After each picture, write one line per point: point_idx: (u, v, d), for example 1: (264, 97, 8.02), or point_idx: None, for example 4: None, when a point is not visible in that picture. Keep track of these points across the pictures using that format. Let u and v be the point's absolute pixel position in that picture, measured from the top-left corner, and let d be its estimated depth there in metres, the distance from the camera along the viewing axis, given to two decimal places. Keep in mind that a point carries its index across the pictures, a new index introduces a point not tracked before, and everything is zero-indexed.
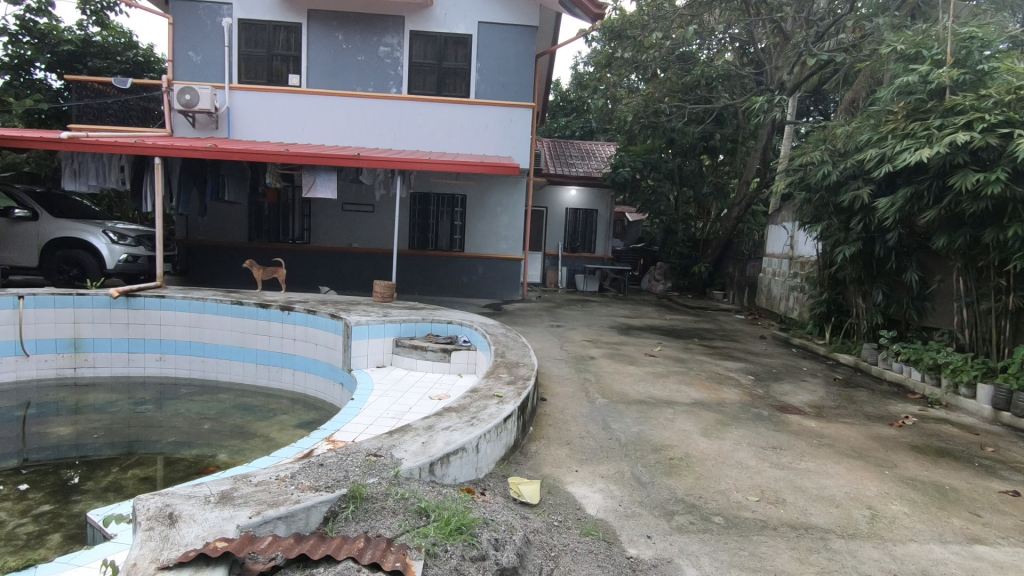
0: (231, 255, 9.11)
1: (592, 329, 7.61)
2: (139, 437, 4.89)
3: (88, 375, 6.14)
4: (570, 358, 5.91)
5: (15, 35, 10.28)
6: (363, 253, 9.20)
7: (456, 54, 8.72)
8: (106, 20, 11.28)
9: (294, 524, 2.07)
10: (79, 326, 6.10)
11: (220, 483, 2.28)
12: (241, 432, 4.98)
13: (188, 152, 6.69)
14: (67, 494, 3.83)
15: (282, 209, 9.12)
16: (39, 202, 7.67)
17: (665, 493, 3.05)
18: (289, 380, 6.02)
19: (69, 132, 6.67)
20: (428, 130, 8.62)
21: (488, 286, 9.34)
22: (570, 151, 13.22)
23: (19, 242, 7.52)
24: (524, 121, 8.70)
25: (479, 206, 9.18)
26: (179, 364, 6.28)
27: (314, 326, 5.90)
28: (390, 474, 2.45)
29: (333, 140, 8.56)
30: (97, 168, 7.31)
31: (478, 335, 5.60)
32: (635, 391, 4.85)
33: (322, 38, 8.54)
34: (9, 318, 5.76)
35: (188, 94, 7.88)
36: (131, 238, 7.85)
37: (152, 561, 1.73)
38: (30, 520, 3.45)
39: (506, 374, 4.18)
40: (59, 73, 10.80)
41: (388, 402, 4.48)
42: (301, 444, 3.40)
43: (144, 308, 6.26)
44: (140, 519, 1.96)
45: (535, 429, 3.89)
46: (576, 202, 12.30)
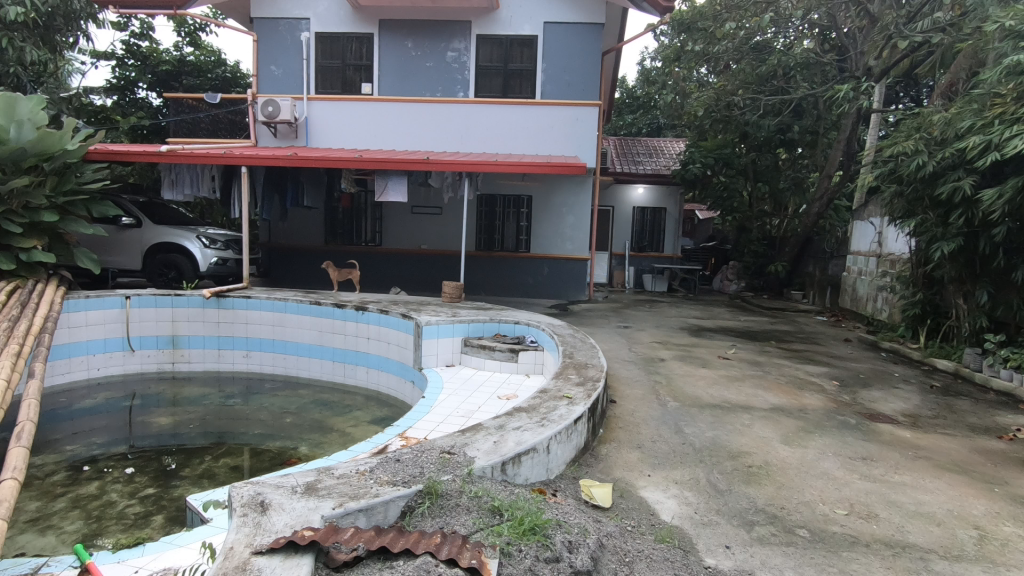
0: (309, 257, 9.59)
1: (661, 331, 7.41)
2: (229, 428, 5.23)
3: (184, 369, 6.64)
4: (639, 360, 5.78)
5: (122, 59, 11.49)
6: (431, 254, 9.43)
7: (521, 55, 8.77)
8: (198, 40, 12.18)
9: (374, 517, 2.15)
10: (176, 324, 6.60)
11: (305, 475, 2.40)
12: (319, 426, 5.23)
13: (271, 160, 7.08)
14: (168, 479, 4.16)
15: (355, 213, 9.49)
16: (142, 211, 8.38)
17: (745, 502, 2.92)
18: (364, 378, 6.25)
19: (167, 146, 7.22)
20: (495, 131, 8.70)
21: (554, 287, 9.33)
22: (637, 148, 12.96)
23: (124, 248, 8.22)
24: (590, 120, 8.60)
25: (546, 206, 9.17)
26: (263, 361, 6.66)
27: (387, 326, 6.10)
28: (464, 472, 2.49)
29: (402, 145, 8.79)
30: (191, 178, 7.90)
31: (545, 335, 5.60)
32: (709, 395, 4.68)
33: (393, 46, 8.83)
34: (117, 317, 6.32)
35: (271, 106, 8.37)
36: (220, 242, 8.43)
37: (247, 545, 1.85)
38: (137, 502, 3.77)
39: (575, 375, 4.15)
40: (159, 92, 11.79)
41: (457, 401, 4.56)
42: (376, 440, 3.52)
43: (233, 308, 6.68)
44: (235, 506, 2.10)
45: (604, 431, 3.84)
46: (643, 200, 12.03)
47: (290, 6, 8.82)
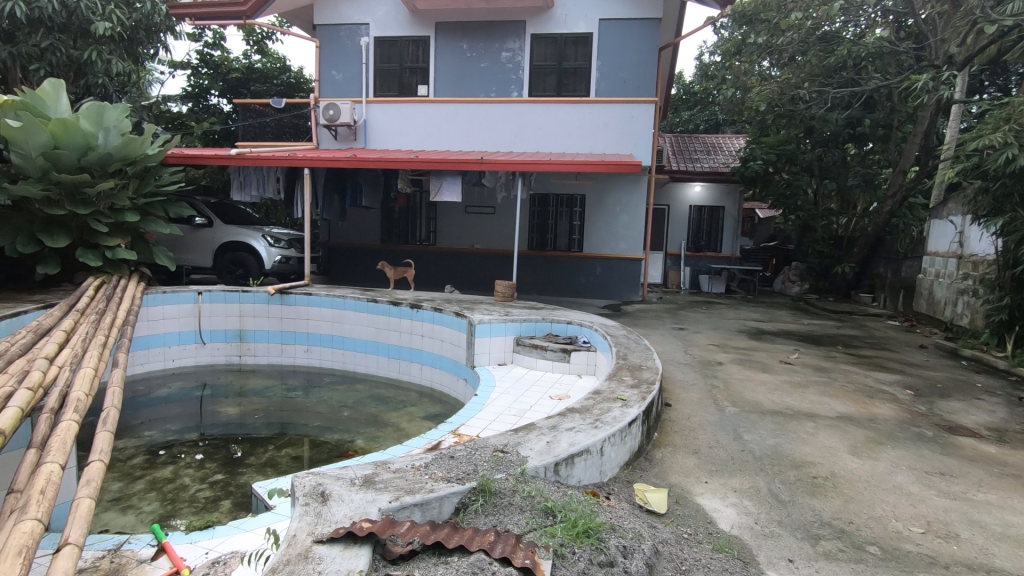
0: (366, 256, 9.87)
1: (719, 333, 7.18)
2: (291, 419, 5.45)
3: (250, 362, 6.96)
4: (695, 363, 5.62)
5: (196, 68, 12.20)
6: (484, 253, 9.50)
7: (576, 53, 8.71)
8: (265, 48, 12.75)
9: (429, 512, 2.18)
10: (244, 319, 6.93)
11: (363, 467, 2.47)
12: (375, 421, 5.37)
13: (333, 162, 7.32)
14: (235, 466, 4.38)
15: (410, 213, 9.70)
16: (213, 212, 8.85)
17: (810, 515, 2.79)
18: (418, 374, 6.38)
19: (236, 149, 7.59)
20: (548, 130, 8.67)
21: (607, 286, 9.21)
22: (694, 145, 12.63)
23: (197, 246, 8.71)
24: (645, 117, 8.44)
25: (599, 205, 9.07)
26: (323, 356, 6.91)
27: (441, 323, 6.19)
28: (517, 471, 2.49)
29: (457, 145, 8.90)
30: (258, 179, 8.28)
31: (598, 336, 5.53)
32: (770, 401, 4.50)
33: (448, 48, 8.95)
34: (190, 311, 6.70)
35: (332, 109, 8.66)
36: (284, 241, 8.78)
37: (309, 534, 1.92)
38: (207, 487, 3.99)
39: (629, 377, 4.08)
40: (229, 98, 12.43)
41: (509, 400, 4.57)
42: (430, 435, 3.58)
43: (295, 304, 6.95)
44: (298, 495, 2.19)
45: (659, 435, 3.75)
46: (700, 199, 11.71)
47: (351, 12, 9.10)
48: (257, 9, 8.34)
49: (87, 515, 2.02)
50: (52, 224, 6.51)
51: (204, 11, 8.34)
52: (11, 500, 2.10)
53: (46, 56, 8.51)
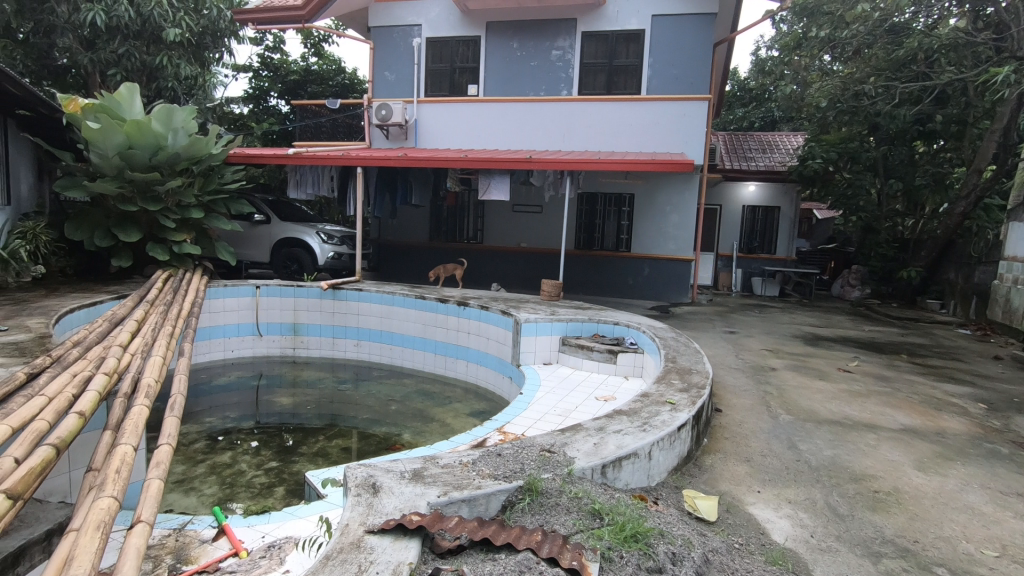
0: (415, 253, 10.03)
1: (772, 338, 6.94)
2: (341, 411, 5.62)
3: (303, 354, 7.21)
4: (747, 368, 5.45)
5: (258, 70, 12.73)
6: (530, 252, 9.50)
7: (627, 51, 8.59)
8: (321, 50, 13.15)
9: (476, 508, 2.21)
10: (298, 313, 7.18)
11: (412, 461, 2.52)
12: (421, 415, 5.47)
13: (384, 161, 7.47)
14: (288, 454, 4.54)
15: (459, 211, 9.82)
16: (271, 209, 9.20)
17: (871, 531, 2.66)
18: (463, 371, 6.45)
19: (294, 149, 7.87)
20: (597, 129, 8.59)
21: (655, 287, 9.05)
22: (749, 143, 12.23)
23: (255, 242, 9.07)
24: (698, 115, 8.26)
25: (648, 205, 8.92)
26: (372, 350, 7.08)
27: (487, 321, 6.23)
28: (564, 472, 2.48)
29: (506, 144, 8.93)
30: (313, 178, 8.56)
31: (646, 338, 5.44)
32: (827, 410, 4.32)
33: (499, 48, 8.99)
34: (249, 304, 7.00)
35: (384, 109, 8.86)
36: (337, 238, 9.04)
37: (361, 524, 1.97)
38: (263, 473, 4.16)
39: (678, 380, 3.99)
40: (287, 99, 12.89)
41: (554, 399, 4.56)
42: (476, 432, 3.62)
43: (346, 299, 7.14)
44: (350, 485, 2.25)
45: (709, 441, 3.67)
46: (754, 199, 11.33)
47: (404, 13, 9.27)
48: (315, 12, 8.58)
49: (157, 495, 2.14)
50: (126, 219, 6.92)
51: (266, 16, 8.67)
52: (90, 478, 2.25)
53: (123, 62, 9.06)
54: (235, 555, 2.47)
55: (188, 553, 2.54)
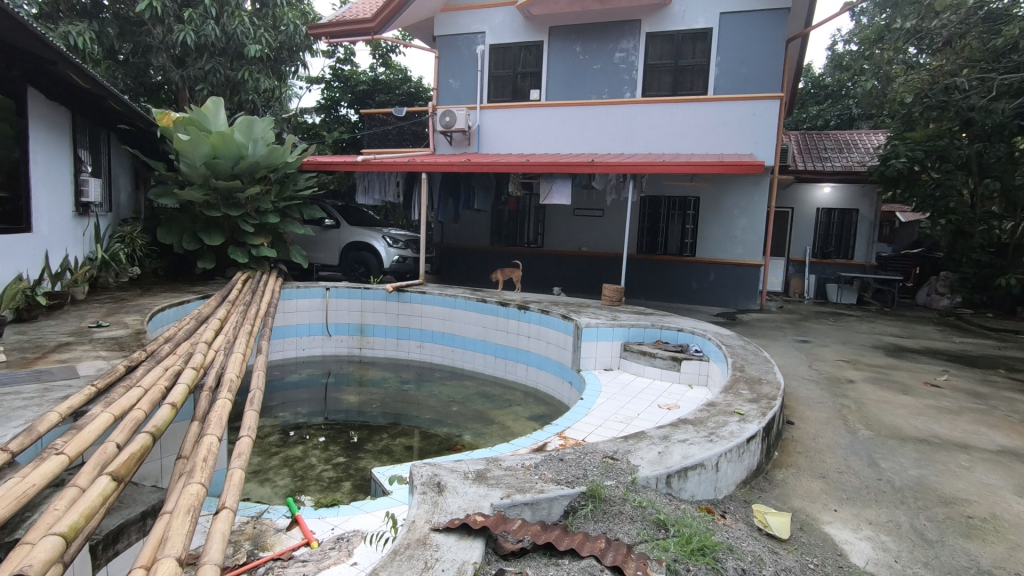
0: (476, 257, 10.18)
1: (850, 348, 6.56)
2: (404, 411, 5.77)
3: (369, 354, 7.45)
4: (822, 379, 5.17)
5: (330, 82, 13.33)
6: (591, 256, 9.42)
7: (693, 50, 8.38)
8: (389, 60, 13.61)
9: (539, 511, 2.21)
10: (365, 314, 7.43)
11: (476, 462, 2.55)
12: (482, 417, 5.53)
13: (448, 167, 7.62)
14: (355, 450, 4.71)
15: (520, 215, 9.88)
16: (341, 214, 9.59)
17: (964, 559, 2.47)
18: (523, 374, 6.48)
19: (363, 156, 8.16)
20: (662, 131, 8.43)
21: (721, 293, 8.76)
22: (824, 142, 11.63)
23: (326, 245, 9.48)
24: (769, 114, 7.99)
25: (714, 208, 8.65)
26: (434, 351, 7.23)
27: (548, 325, 6.23)
28: (628, 479, 2.44)
29: (568, 148, 8.91)
30: (380, 184, 8.84)
31: (711, 345, 5.29)
32: (912, 427, 4.03)
33: (561, 52, 8.99)
34: (320, 305, 7.32)
35: (448, 116, 9.06)
36: (402, 242, 9.32)
37: (427, 521, 2.02)
38: (331, 467, 4.34)
39: (747, 390, 3.84)
40: (356, 108, 13.41)
41: (615, 406, 4.50)
42: (536, 436, 3.63)
43: (410, 302, 7.33)
44: (416, 483, 2.31)
45: (780, 454, 3.50)
46: (829, 201, 10.76)
47: (469, 21, 9.44)
48: (385, 24, 8.87)
49: (239, 484, 2.28)
50: (210, 225, 7.40)
51: (340, 29, 9.06)
52: (180, 465, 2.43)
53: (209, 77, 9.73)
54: (306, 544, 2.59)
55: (264, 540, 2.68)
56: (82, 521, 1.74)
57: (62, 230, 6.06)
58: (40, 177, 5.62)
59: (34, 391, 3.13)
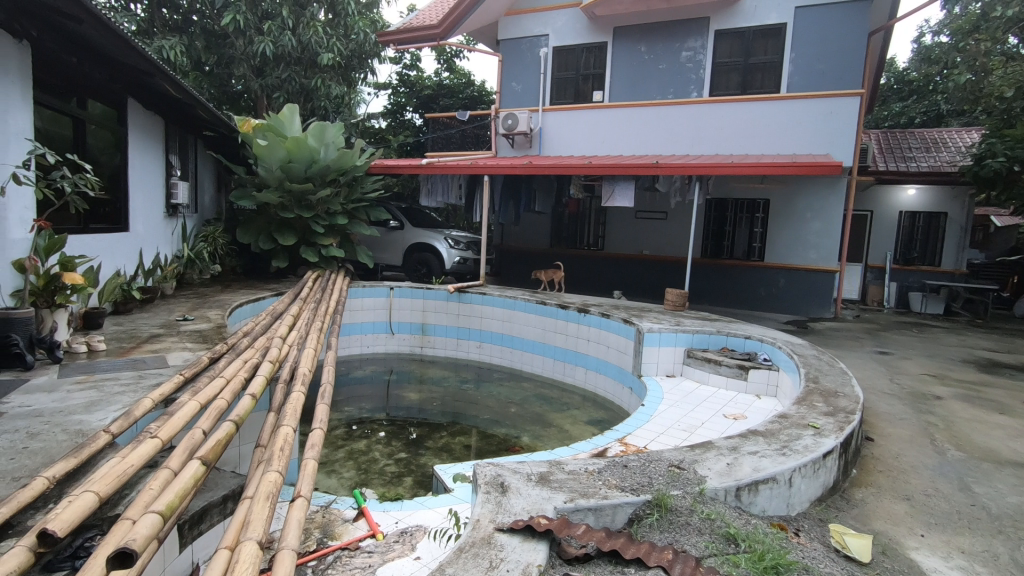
0: (536, 259, 10.19)
1: (936, 362, 6.10)
2: (463, 410, 5.84)
3: (430, 353, 7.60)
4: (904, 394, 4.83)
5: (396, 87, 13.74)
6: (653, 260, 9.23)
7: (765, 47, 8.06)
8: (453, 65, 13.88)
9: (603, 518, 2.18)
10: (426, 313, 7.59)
11: (539, 464, 2.54)
12: (540, 420, 5.52)
13: (510, 169, 7.68)
14: (416, 447, 4.81)
15: (580, 217, 9.82)
16: (405, 216, 9.84)
17: None
18: (582, 378, 6.43)
19: (427, 159, 8.34)
20: (730, 131, 8.16)
21: (791, 300, 8.36)
22: (909, 141, 10.90)
23: (390, 246, 9.75)
24: (847, 112, 7.57)
25: (785, 211, 8.28)
26: (493, 352, 7.29)
27: (608, 329, 6.16)
28: (695, 490, 2.36)
29: (631, 150, 8.78)
30: (443, 187, 9.01)
31: (782, 354, 5.06)
32: (1010, 450, 3.70)
33: (626, 52, 8.87)
34: (384, 304, 7.55)
35: (510, 119, 9.19)
36: (463, 243, 9.47)
37: (491, 521, 2.03)
38: (393, 462, 4.46)
39: (823, 403, 3.64)
40: (421, 112, 13.73)
41: (678, 414, 4.39)
42: (597, 441, 3.60)
43: (470, 302, 7.43)
44: (479, 482, 2.33)
45: (859, 472, 3.31)
46: (914, 203, 10.07)
47: (532, 25, 9.47)
48: (450, 30, 9.04)
49: (313, 474, 2.38)
50: (284, 225, 7.77)
51: (407, 36, 9.31)
52: (259, 453, 2.57)
53: (285, 86, 10.25)
54: (372, 536, 2.67)
55: (333, 529, 2.78)
56: (177, 501, 1.87)
57: (154, 230, 6.53)
58: (137, 180, 6.09)
59: (131, 378, 3.39)
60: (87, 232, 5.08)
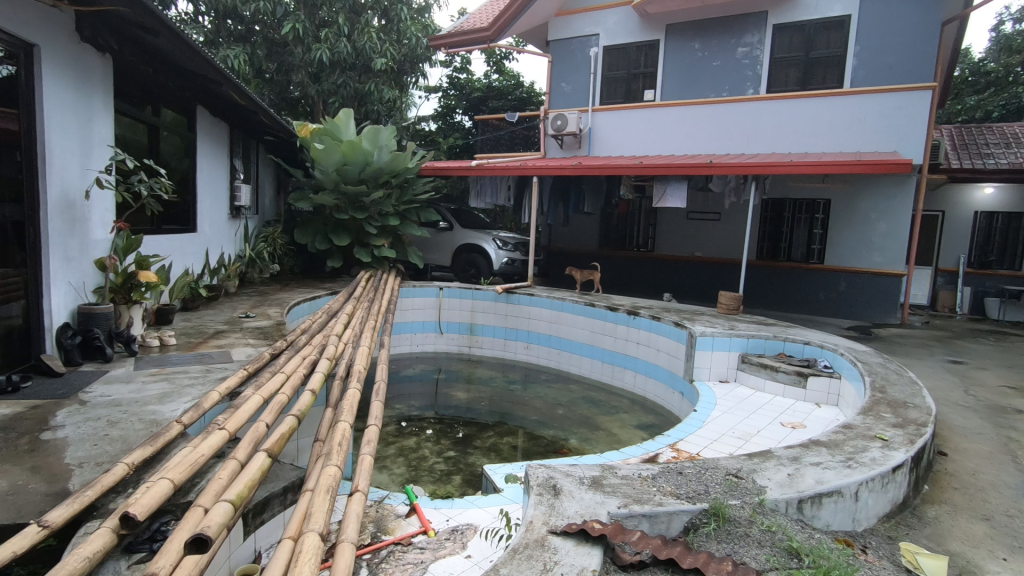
0: (584, 260, 10.11)
1: (1017, 373, 5.68)
2: (511, 410, 5.86)
3: (478, 353, 7.66)
4: (982, 407, 4.52)
5: (446, 90, 13.94)
6: (705, 262, 9.00)
7: (827, 40, 7.73)
8: (502, 67, 13.97)
9: (658, 525, 2.14)
10: (474, 314, 7.66)
11: (591, 468, 2.51)
12: (588, 422, 5.48)
13: (559, 170, 7.65)
14: (464, 446, 4.85)
15: (630, 218, 9.68)
16: (454, 217, 9.96)
17: None
18: (632, 382, 6.34)
19: (477, 161, 8.42)
20: (789, 129, 7.88)
21: (853, 305, 7.98)
22: (986, 136, 10.21)
23: (439, 246, 9.89)
24: (917, 107, 7.18)
25: (847, 211, 7.92)
26: (541, 354, 7.28)
27: (658, 332, 6.05)
28: (754, 501, 2.28)
29: (683, 149, 8.59)
30: (492, 188, 9.07)
31: (844, 361, 4.84)
32: None
33: (679, 50, 8.69)
34: (433, 304, 7.66)
35: (560, 120, 9.15)
36: (511, 244, 9.50)
37: (545, 523, 2.02)
38: (442, 460, 4.52)
39: (890, 414, 3.45)
40: (471, 114, 13.86)
41: (732, 420, 4.26)
42: (648, 446, 3.54)
43: (518, 303, 7.44)
44: (532, 484, 2.32)
45: (931, 489, 3.12)
46: (991, 203, 9.43)
47: (583, 24, 9.41)
48: (500, 32, 9.10)
49: (369, 469, 2.44)
50: (338, 226, 8.00)
51: (459, 39, 9.43)
52: (318, 447, 2.65)
53: (340, 91, 10.57)
54: (424, 532, 2.71)
55: (386, 524, 2.84)
56: (246, 491, 1.96)
57: (219, 231, 6.86)
58: (204, 184, 6.41)
59: (199, 371, 3.58)
60: (160, 233, 5.40)
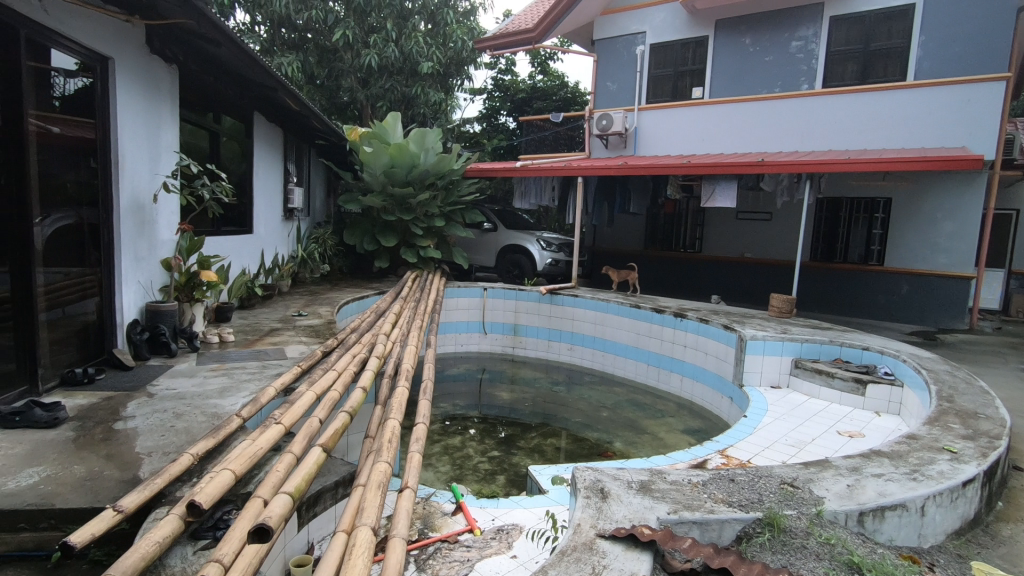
0: (629, 261, 9.98)
1: None
2: (555, 412, 5.85)
3: (521, 354, 7.68)
4: None
5: (491, 92, 14.05)
6: (756, 263, 8.74)
7: (888, 31, 7.38)
8: (547, 67, 13.97)
9: (709, 532, 2.09)
10: (518, 314, 7.68)
11: (639, 472, 2.48)
12: (633, 426, 5.41)
13: (604, 170, 7.58)
14: (508, 446, 4.87)
15: (677, 218, 9.50)
16: (499, 218, 10.02)
17: None
18: (678, 385, 6.21)
19: (522, 162, 8.44)
20: (846, 125, 7.56)
21: (916, 309, 7.58)
22: None
23: (484, 247, 9.96)
24: (989, 99, 6.76)
25: (910, 211, 7.53)
26: (585, 355, 7.23)
27: (706, 335, 5.91)
28: (811, 511, 2.20)
29: (733, 147, 8.36)
30: (536, 189, 9.07)
31: (906, 368, 4.60)
32: None
33: (729, 45, 8.47)
34: (477, 304, 7.73)
35: (605, 119, 9.07)
36: (555, 245, 9.47)
37: (592, 526, 2.01)
38: (487, 460, 4.55)
39: (959, 425, 3.26)
40: (515, 116, 13.90)
41: (785, 427, 4.12)
42: (697, 452, 3.47)
43: (562, 304, 7.41)
44: (579, 486, 2.30)
45: (1005, 506, 2.93)
46: None
47: (629, 22, 9.30)
48: (545, 33, 9.09)
49: (418, 466, 2.48)
50: (385, 227, 8.17)
51: (504, 41, 9.48)
52: (368, 443, 2.71)
53: (388, 95, 10.81)
54: (470, 531, 2.74)
55: (433, 521, 2.88)
56: (303, 484, 2.03)
57: (273, 232, 7.12)
58: (260, 187, 6.67)
59: (255, 367, 3.74)
60: (220, 234, 5.66)
